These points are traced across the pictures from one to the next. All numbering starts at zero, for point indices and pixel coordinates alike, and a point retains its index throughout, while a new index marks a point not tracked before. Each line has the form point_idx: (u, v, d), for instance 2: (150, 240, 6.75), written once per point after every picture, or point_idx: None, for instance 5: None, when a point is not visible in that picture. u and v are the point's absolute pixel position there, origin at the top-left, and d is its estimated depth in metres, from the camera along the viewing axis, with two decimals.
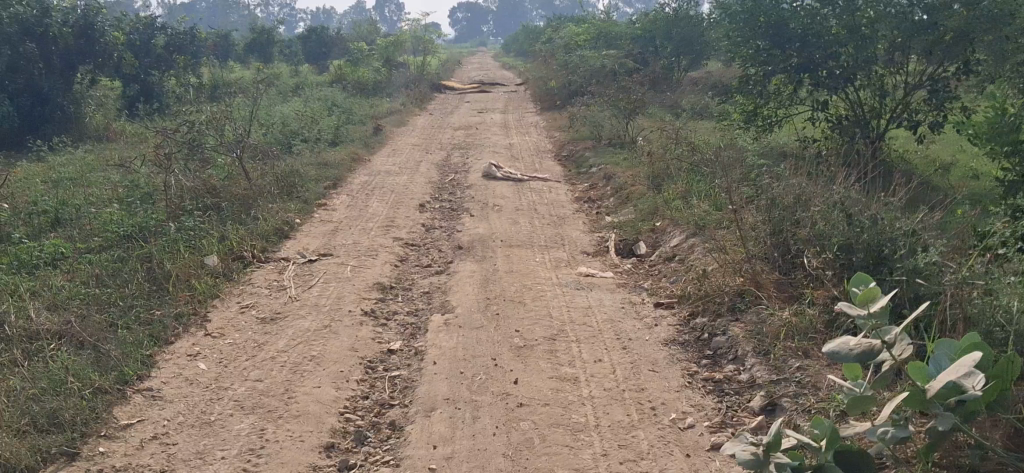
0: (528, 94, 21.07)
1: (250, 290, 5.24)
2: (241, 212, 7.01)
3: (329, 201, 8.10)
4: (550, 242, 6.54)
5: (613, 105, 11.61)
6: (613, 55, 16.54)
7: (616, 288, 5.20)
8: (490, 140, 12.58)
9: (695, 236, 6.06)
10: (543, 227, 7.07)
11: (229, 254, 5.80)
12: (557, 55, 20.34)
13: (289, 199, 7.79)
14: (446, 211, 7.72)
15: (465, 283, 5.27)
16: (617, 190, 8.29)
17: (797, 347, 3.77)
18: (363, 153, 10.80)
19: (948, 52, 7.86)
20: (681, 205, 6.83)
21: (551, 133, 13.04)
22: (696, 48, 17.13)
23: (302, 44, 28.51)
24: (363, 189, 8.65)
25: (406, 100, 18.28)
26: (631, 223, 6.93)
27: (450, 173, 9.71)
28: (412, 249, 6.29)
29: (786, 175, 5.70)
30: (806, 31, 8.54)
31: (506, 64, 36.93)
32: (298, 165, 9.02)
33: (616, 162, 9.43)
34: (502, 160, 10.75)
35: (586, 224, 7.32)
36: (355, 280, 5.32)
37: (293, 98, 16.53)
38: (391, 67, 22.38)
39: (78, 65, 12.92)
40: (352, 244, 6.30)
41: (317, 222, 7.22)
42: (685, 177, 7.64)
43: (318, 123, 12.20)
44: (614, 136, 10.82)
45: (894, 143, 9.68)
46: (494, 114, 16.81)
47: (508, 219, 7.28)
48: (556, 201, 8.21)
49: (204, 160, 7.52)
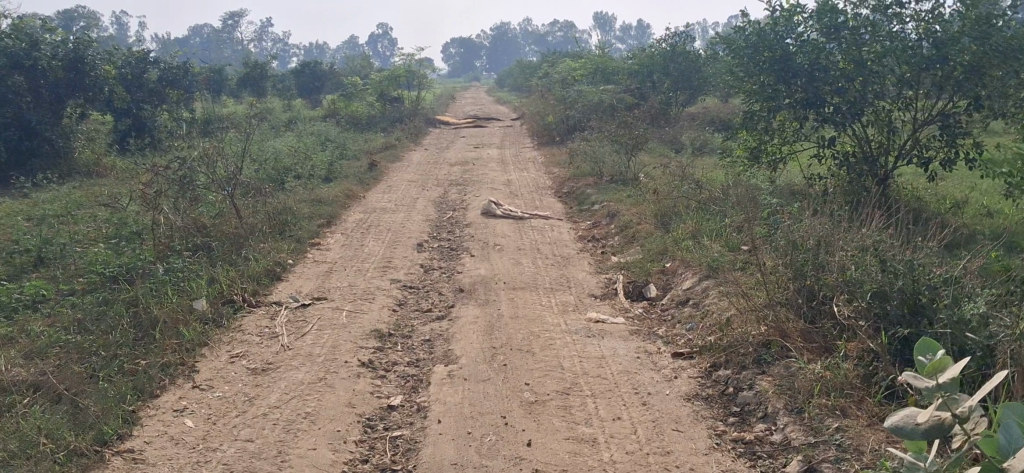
0: (524, 129, 20.87)
1: (241, 337, 4.92)
2: (232, 253, 6.71)
3: (324, 239, 7.82)
4: (555, 284, 6.25)
5: (614, 141, 11.37)
6: (611, 91, 16.35)
7: (629, 336, 4.91)
8: (488, 176, 12.33)
9: (709, 279, 5.79)
10: (548, 268, 6.79)
11: (219, 298, 5.49)
12: (554, 90, 20.16)
13: (282, 237, 7.50)
14: (445, 251, 7.44)
15: (468, 330, 4.97)
16: (622, 228, 8.03)
17: (833, 404, 3.48)
18: (359, 190, 10.53)
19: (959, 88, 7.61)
20: (692, 245, 6.56)
21: (550, 169, 12.81)
22: (693, 84, 16.95)
23: (296, 78, 28.34)
24: (359, 228, 8.36)
25: (401, 135, 18.06)
26: (639, 264, 6.66)
27: (448, 210, 9.44)
28: (411, 292, 6.00)
29: (805, 216, 5.43)
30: (813, 65, 8.25)
31: (501, 99, 36.84)
32: (292, 202, 8.74)
33: (619, 200, 9.17)
34: (501, 196, 10.49)
35: (592, 264, 7.04)
36: (351, 327, 5.01)
37: (287, 133, 16.29)
38: (386, 101, 22.19)
39: (67, 99, 12.67)
40: (348, 286, 6.01)
41: (312, 262, 6.93)
42: (693, 215, 7.38)
43: (313, 159, 11.93)
44: (615, 173, 10.57)
45: (902, 180, 9.45)
46: (491, 149, 16.59)
47: (510, 260, 7.00)
48: (559, 240, 7.93)
49: (193, 197, 7.23)
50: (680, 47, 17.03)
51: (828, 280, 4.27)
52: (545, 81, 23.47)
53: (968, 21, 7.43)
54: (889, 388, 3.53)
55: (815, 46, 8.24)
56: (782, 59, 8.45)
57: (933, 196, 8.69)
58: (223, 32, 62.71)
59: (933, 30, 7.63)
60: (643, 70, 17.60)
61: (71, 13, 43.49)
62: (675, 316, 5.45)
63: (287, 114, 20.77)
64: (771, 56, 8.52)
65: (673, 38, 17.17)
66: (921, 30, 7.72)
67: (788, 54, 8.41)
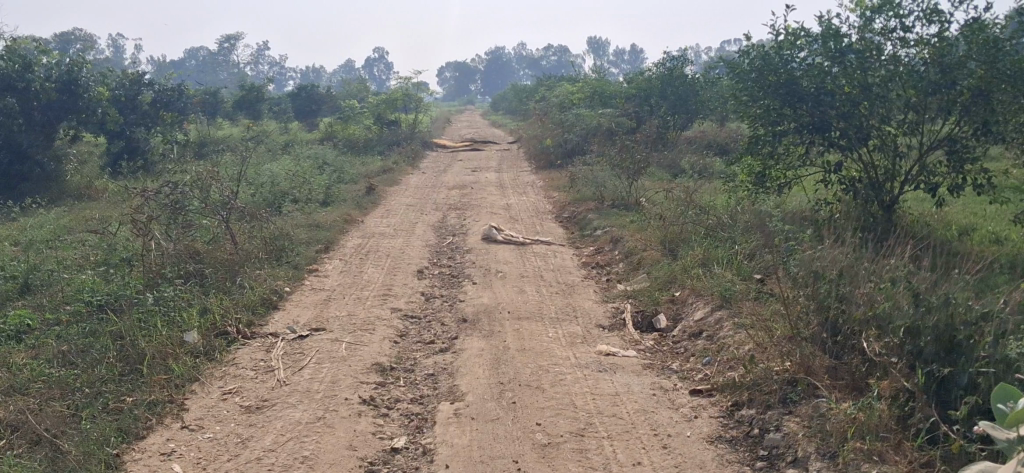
0: (522, 152, 20.71)
1: (234, 372, 4.68)
2: (226, 280, 6.47)
3: (321, 266, 7.59)
4: (562, 314, 6.03)
5: (616, 165, 11.19)
6: (609, 114, 16.18)
7: (642, 370, 4.69)
8: (487, 201, 12.12)
9: (723, 310, 5.57)
10: (553, 296, 6.57)
11: (212, 329, 5.25)
12: (551, 113, 20.01)
13: (278, 264, 7.27)
14: (446, 278, 7.20)
15: (474, 364, 4.74)
16: (627, 254, 7.82)
17: (870, 449, 3.26)
18: (356, 214, 10.31)
19: (968, 112, 7.41)
20: (702, 273, 6.34)
21: (549, 193, 12.61)
22: (691, 107, 16.79)
23: (291, 101, 28.15)
24: (357, 254, 8.14)
25: (397, 158, 17.88)
26: (648, 293, 6.44)
27: (447, 236, 9.22)
28: (411, 322, 5.76)
29: (822, 245, 5.21)
30: (818, 89, 8.06)
31: (497, 121, 36.76)
32: (288, 227, 8.51)
33: (623, 225, 8.98)
34: (502, 221, 10.29)
35: (598, 293, 6.83)
36: (351, 360, 4.78)
37: (283, 156, 16.08)
38: (382, 123, 22.03)
39: (59, 120, 12.47)
40: (346, 316, 5.77)
41: (309, 289, 6.69)
42: (701, 242, 7.17)
43: (309, 182, 11.72)
44: (618, 197, 10.38)
45: (910, 205, 9.26)
46: (488, 173, 16.42)
47: (514, 288, 6.77)
48: (562, 266, 7.72)
49: (185, 222, 7.00)
50: (678, 70, 16.89)
51: (855, 313, 4.05)
52: (541, 104, 23.36)
53: (974, 44, 7.22)
54: (929, 431, 3.30)
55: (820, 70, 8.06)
56: (787, 83, 8.27)
57: (943, 221, 8.49)
58: (219, 55, 62.66)
59: (938, 53, 7.41)
60: (641, 93, 17.47)
61: (66, 35, 43.31)
62: (689, 349, 5.22)
63: (283, 137, 20.58)
64: (776, 80, 8.33)
65: (671, 61, 17.05)
66: (925, 53, 7.51)
67: (793, 78, 8.22)
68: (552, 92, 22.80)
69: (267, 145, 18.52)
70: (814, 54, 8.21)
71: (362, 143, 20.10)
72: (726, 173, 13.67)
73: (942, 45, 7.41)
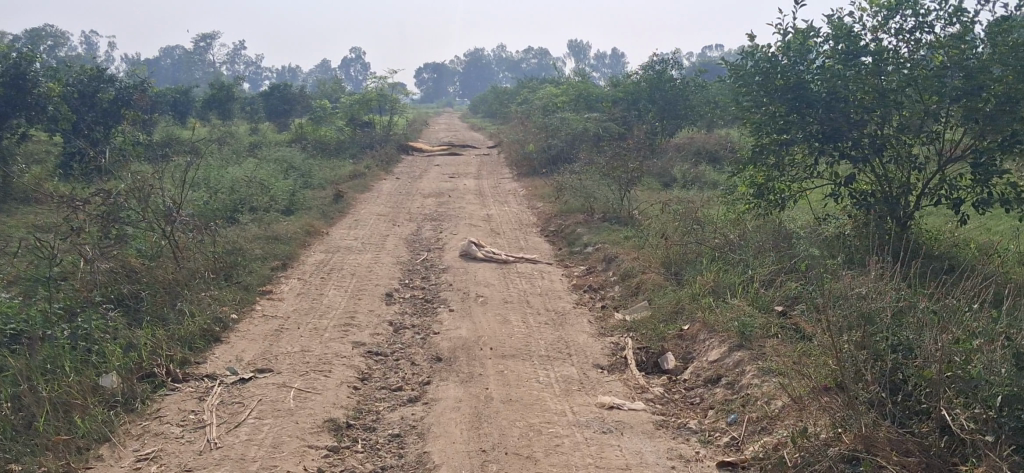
0: (502, 157, 19.87)
1: (156, 429, 3.78)
2: (166, 306, 5.58)
3: (277, 286, 6.70)
4: (553, 350, 5.19)
5: (606, 174, 10.36)
6: (595, 120, 15.36)
7: (655, 431, 3.87)
8: (465, 211, 11.26)
9: (743, 351, 4.74)
10: (540, 327, 5.73)
11: (136, 369, 4.28)
12: (533, 117, 19.16)
13: (226, 285, 6.38)
14: (418, 304, 6.34)
15: (448, 422, 3.88)
16: (622, 277, 7.01)
17: None
18: (322, 226, 9.42)
19: (993, 120, 6.53)
20: (713, 303, 5.52)
21: (532, 204, 11.76)
22: (679, 113, 16.00)
23: (265, 100, 27.01)
24: (320, 272, 7.27)
25: (371, 163, 17.00)
26: (651, 324, 5.63)
27: (422, 251, 8.37)
28: (376, 361, 4.89)
29: (861, 281, 4.39)
30: (830, 94, 7.18)
31: (475, 125, 35.92)
32: (243, 241, 7.63)
33: (615, 242, 8.18)
34: (482, 234, 9.45)
35: (592, 322, 6.00)
36: (299, 415, 3.91)
37: (250, 159, 15.16)
38: (356, 127, 21.15)
39: (6, 118, 11.54)
40: (299, 354, 4.91)
41: (260, 316, 5.80)
42: (708, 265, 6.35)
43: (273, 190, 10.82)
44: (609, 211, 9.56)
45: (924, 222, 8.50)
46: (467, 179, 15.58)
47: (496, 317, 5.92)
48: (550, 289, 6.88)
49: (119, 237, 6.09)
50: (666, 74, 16.07)
51: (933, 372, 3.23)
52: (522, 108, 22.54)
53: (999, 47, 6.36)
54: None
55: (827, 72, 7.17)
56: (794, 88, 7.37)
57: (964, 239, 7.73)
58: (194, 53, 61.48)
59: (959, 57, 6.54)
60: (626, 97, 16.68)
61: (34, 30, 42.01)
62: (707, 401, 4.40)
63: (253, 139, 19.64)
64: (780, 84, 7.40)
65: (658, 64, 16.37)
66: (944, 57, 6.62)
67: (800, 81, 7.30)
68: (533, 96, 21.98)
69: (235, 147, 17.59)
70: (822, 55, 7.36)
71: (335, 147, 19.20)
72: (717, 185, 12.88)
73: (962, 47, 6.53)
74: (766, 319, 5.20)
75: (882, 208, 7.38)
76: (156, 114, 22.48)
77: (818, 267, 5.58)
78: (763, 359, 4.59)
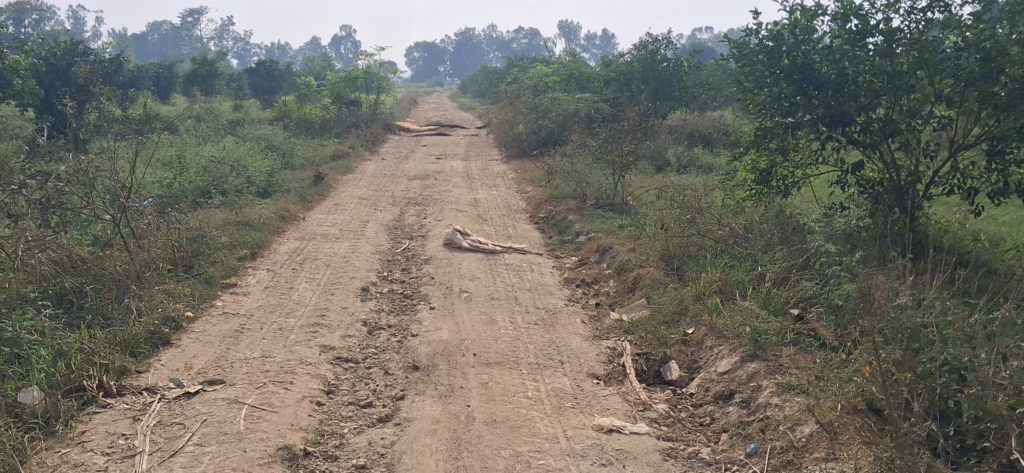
0: (492, 138, 19.29)
1: (77, 458, 3.25)
2: (113, 303, 5.03)
3: (242, 278, 6.15)
4: (543, 356, 4.66)
5: (600, 158, 9.81)
6: (587, 99, 14.78)
7: (662, 463, 3.36)
8: (451, 194, 10.69)
9: (757, 363, 4.23)
10: (529, 328, 5.20)
11: (63, 382, 3.77)
12: (524, 96, 18.56)
13: (185, 277, 5.82)
14: (396, 300, 5.78)
15: (422, 449, 3.35)
16: (619, 271, 6.47)
17: None
18: (298, 210, 8.85)
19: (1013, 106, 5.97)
20: (720, 303, 5.00)
21: (522, 188, 11.19)
22: (674, 94, 15.39)
23: (250, 77, 26.20)
24: (293, 262, 6.72)
25: (356, 142, 16.41)
26: (652, 327, 5.11)
27: (404, 239, 7.82)
28: (344, 370, 4.36)
29: (892, 288, 3.85)
30: (839, 76, 6.58)
31: (466, 104, 35.28)
32: (208, 228, 7.06)
33: (611, 231, 7.65)
34: (469, 220, 8.91)
35: (587, 321, 5.48)
36: (247, 442, 3.38)
37: (229, 137, 14.55)
38: (341, 105, 20.53)
39: None
40: (258, 360, 4.37)
41: (218, 314, 5.25)
42: (713, 260, 5.82)
43: (248, 172, 10.23)
44: (603, 198, 9.03)
45: (937, 212, 7.98)
46: (454, 161, 15.03)
47: (481, 316, 5.37)
48: (540, 283, 6.35)
49: (63, 226, 5.52)
50: (660, 54, 15.45)
51: None
52: (512, 87, 21.91)
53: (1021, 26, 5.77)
54: None
55: (832, 51, 6.59)
56: (800, 69, 6.75)
57: (982, 231, 7.22)
58: (182, 28, 60.58)
59: (979, 36, 5.95)
60: (619, 76, 15.96)
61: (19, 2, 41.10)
62: (719, 421, 3.88)
63: (235, 116, 19.03)
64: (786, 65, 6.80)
65: (651, 45, 15.58)
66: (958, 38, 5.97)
67: (805, 62, 6.68)
68: (525, 74, 21.31)
69: (216, 125, 16.98)
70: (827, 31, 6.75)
71: (319, 126, 18.59)
72: (715, 171, 12.32)
73: (981, 24, 5.94)
74: (781, 324, 4.67)
75: (898, 198, 6.87)
76: (136, 91, 21.74)
77: (838, 265, 5.05)
78: (781, 372, 4.08)
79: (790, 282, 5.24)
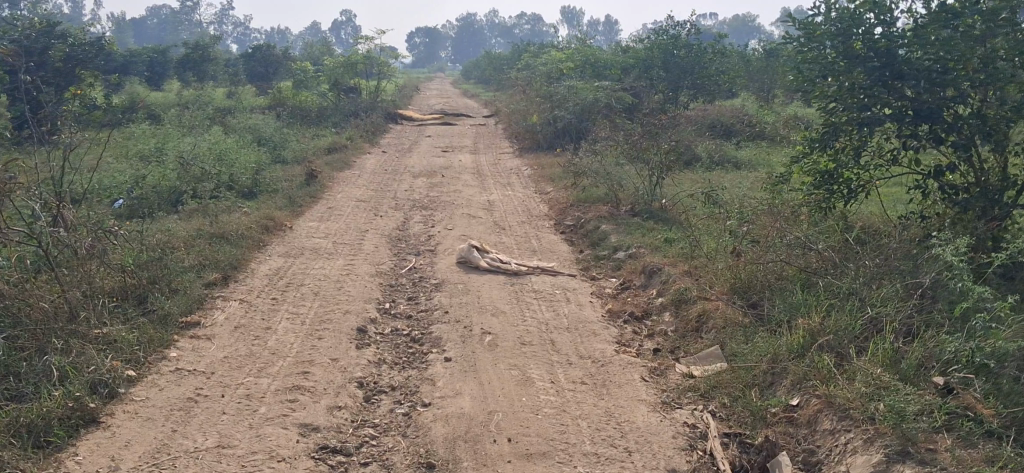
0: (500, 128, 18.04)
1: None
2: (31, 359, 3.79)
3: (210, 312, 4.92)
4: (602, 440, 3.45)
5: (632, 156, 8.54)
6: (605, 88, 13.47)
7: None
8: (462, 196, 9.46)
9: (909, 464, 3.04)
10: (575, 390, 3.99)
11: None
12: (536, 83, 17.27)
13: (134, 315, 4.58)
14: (400, 347, 4.56)
15: None
16: (676, 303, 5.26)
17: None
18: (285, 217, 7.63)
19: None
20: (832, 365, 3.78)
21: (539, 188, 9.97)
22: (697, 83, 14.08)
23: (245, 63, 24.86)
24: (275, 288, 5.49)
25: (355, 134, 15.18)
26: (741, 395, 3.90)
27: (409, 255, 6.60)
28: (332, 469, 3.16)
29: None
30: None
31: (469, 92, 33.94)
32: (171, 248, 5.83)
33: (656, 248, 6.43)
34: (484, 228, 7.70)
35: (650, 378, 4.27)
36: None
37: (217, 128, 13.32)
38: (340, 92, 19.27)
39: None
40: (212, 456, 3.16)
41: (170, 371, 4.01)
42: (802, 295, 4.59)
43: (232, 170, 9.00)
44: (638, 205, 7.79)
45: None
46: (461, 154, 13.81)
47: (511, 373, 4.15)
48: (581, 318, 5.13)
49: None
50: (683, 39, 14.12)
51: None
52: (522, 73, 20.60)
53: None
54: None
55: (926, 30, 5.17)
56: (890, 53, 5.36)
57: None
58: (181, 13, 59.15)
59: None
60: (638, 64, 14.55)
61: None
62: None
63: (226, 104, 17.76)
64: (858, 51, 5.34)
65: (673, 29, 14.22)
66: None
67: (887, 46, 5.20)
68: (534, 60, 19.97)
69: (208, 113, 15.77)
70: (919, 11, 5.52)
71: (317, 115, 17.37)
72: (751, 171, 11.06)
73: None
74: (924, 397, 3.44)
75: None
76: (123, 77, 20.48)
77: (982, 311, 3.82)
78: None
79: (916, 332, 4.01)
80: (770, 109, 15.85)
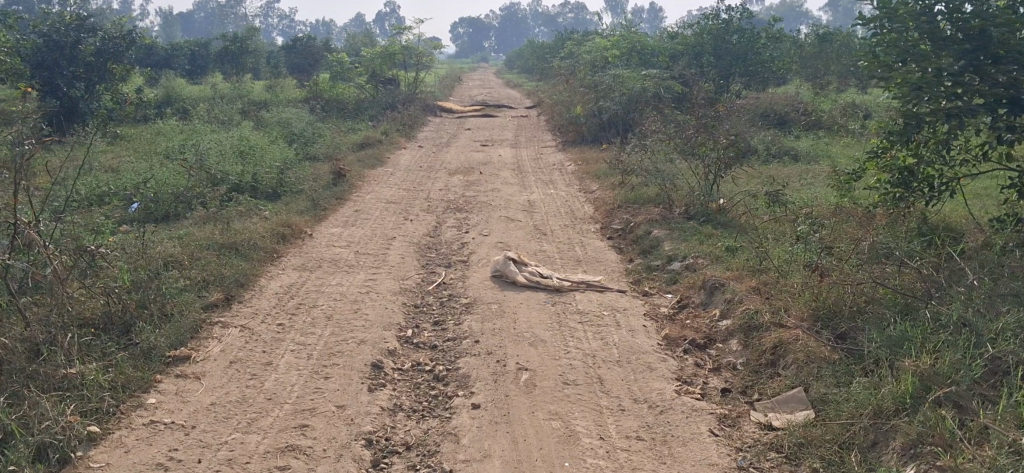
0: (543, 120, 17.29)
1: None
2: None
3: (204, 344, 4.26)
4: None
5: (686, 152, 7.74)
6: (651, 76, 12.63)
7: None
8: (500, 195, 8.75)
9: None
10: (630, 450, 3.26)
11: None
12: (579, 72, 16.47)
13: (114, 351, 3.94)
14: (420, 388, 3.86)
15: None
16: (745, 328, 4.49)
17: None
18: (306, 222, 6.97)
19: None
20: (953, 424, 3.01)
21: (584, 187, 9.22)
22: (751, 69, 13.18)
23: (284, 55, 24.31)
24: (283, 311, 4.82)
25: (391, 128, 14.53)
26: (838, 460, 3.15)
27: (439, 267, 5.90)
28: None
29: None
30: None
31: (512, 81, 33.19)
32: (171, 265, 5.18)
33: (717, 259, 5.66)
34: (524, 234, 6.97)
35: (721, 429, 3.52)
36: None
37: (247, 123, 12.72)
38: (378, 83, 18.64)
39: None
40: None
41: (144, 424, 3.37)
42: (903, 325, 3.80)
43: (255, 168, 8.36)
44: (694, 208, 7.01)
45: None
46: (501, 148, 13.12)
47: (552, 425, 3.43)
48: (635, 348, 4.39)
49: None
50: (735, 23, 13.16)
51: None
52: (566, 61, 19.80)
53: None
54: None
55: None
56: None
57: None
58: (226, 6, 58.98)
59: None
60: (687, 51, 13.67)
61: None
62: None
63: (261, 97, 17.19)
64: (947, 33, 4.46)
65: (725, 13, 13.26)
66: None
67: (984, 26, 4.33)
68: (578, 48, 19.16)
69: (241, 108, 15.20)
70: None
71: (354, 109, 16.75)
72: (813, 164, 10.19)
73: None
74: None
75: None
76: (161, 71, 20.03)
77: None
78: None
79: None
80: (828, 96, 14.92)
